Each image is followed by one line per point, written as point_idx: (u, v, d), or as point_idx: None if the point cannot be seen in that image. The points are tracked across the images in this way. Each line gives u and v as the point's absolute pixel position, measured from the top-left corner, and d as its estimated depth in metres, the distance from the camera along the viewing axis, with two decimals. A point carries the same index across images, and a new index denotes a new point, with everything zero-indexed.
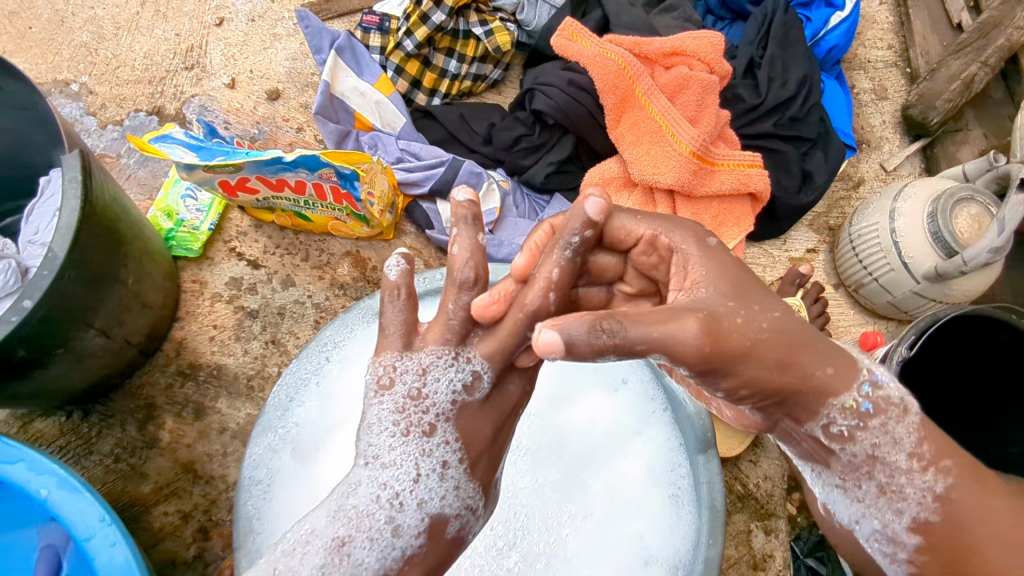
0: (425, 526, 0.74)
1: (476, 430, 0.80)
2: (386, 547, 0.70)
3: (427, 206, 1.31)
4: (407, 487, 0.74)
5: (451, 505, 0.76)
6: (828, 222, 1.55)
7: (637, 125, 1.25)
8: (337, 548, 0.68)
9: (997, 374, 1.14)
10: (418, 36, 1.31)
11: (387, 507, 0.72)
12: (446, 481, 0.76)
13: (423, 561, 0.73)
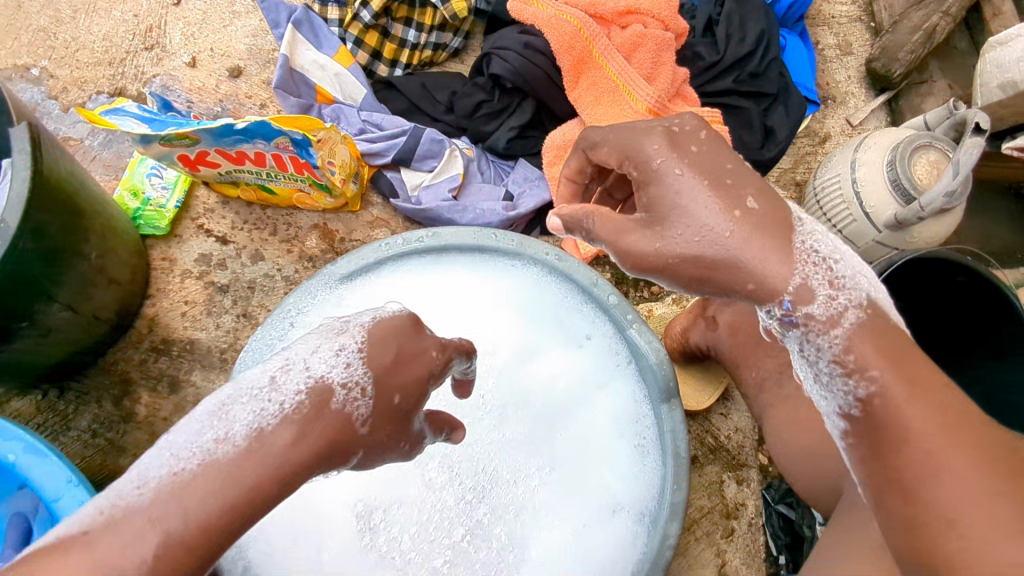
0: (309, 390, 0.62)
1: (387, 339, 0.67)
2: (258, 409, 0.60)
3: (392, 175, 1.32)
4: (301, 357, 0.65)
5: (341, 374, 0.63)
6: (795, 178, 1.57)
7: (595, 85, 1.26)
8: (215, 413, 0.61)
9: (976, 322, 1.14)
10: (374, 6, 1.31)
11: (270, 370, 0.63)
12: (339, 356, 0.64)
13: (299, 436, 0.60)
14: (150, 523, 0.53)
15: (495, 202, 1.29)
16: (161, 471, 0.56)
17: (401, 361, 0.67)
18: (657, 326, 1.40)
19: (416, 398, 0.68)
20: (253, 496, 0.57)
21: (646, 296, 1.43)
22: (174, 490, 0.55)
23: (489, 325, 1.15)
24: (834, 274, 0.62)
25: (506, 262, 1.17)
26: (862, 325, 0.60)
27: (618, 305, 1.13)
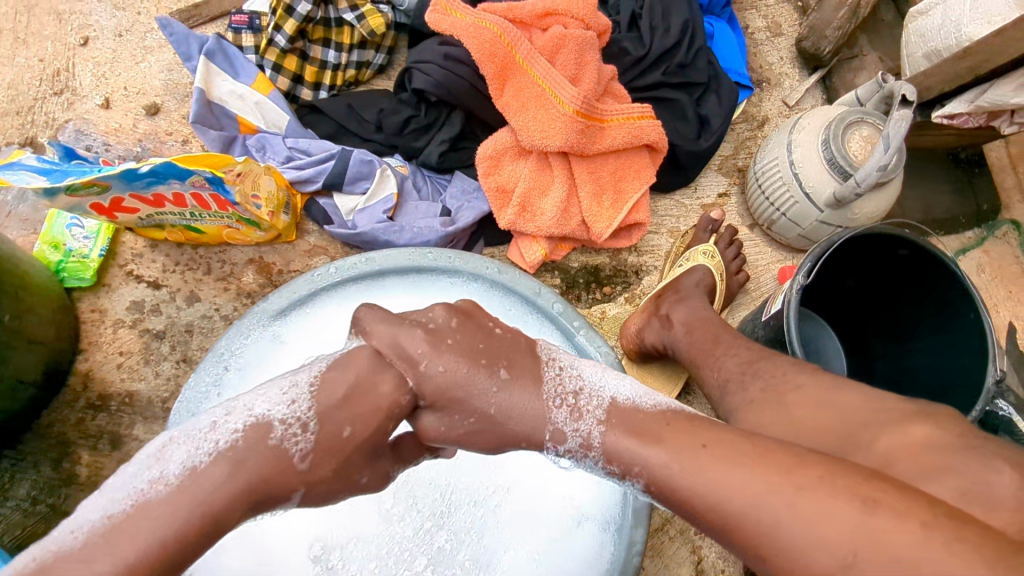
0: (250, 427, 0.67)
1: (338, 371, 0.72)
2: (196, 448, 0.65)
3: (325, 202, 1.29)
4: (252, 396, 0.71)
5: (283, 411, 0.69)
6: (736, 164, 1.56)
7: (521, 91, 1.23)
8: (158, 456, 0.65)
9: (924, 294, 1.13)
10: (288, 30, 1.27)
11: (215, 416, 0.69)
12: (284, 394, 0.70)
13: (237, 470, 0.64)
14: (76, 565, 0.56)
15: (432, 219, 1.26)
16: (94, 517, 0.60)
17: (353, 398, 0.71)
18: (611, 327, 1.39)
19: (369, 425, 0.71)
20: (189, 527, 0.60)
21: (598, 298, 1.40)
22: (107, 531, 0.59)
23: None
24: (578, 405, 0.71)
25: (444, 280, 1.13)
26: (607, 433, 0.69)
27: (563, 313, 1.11)
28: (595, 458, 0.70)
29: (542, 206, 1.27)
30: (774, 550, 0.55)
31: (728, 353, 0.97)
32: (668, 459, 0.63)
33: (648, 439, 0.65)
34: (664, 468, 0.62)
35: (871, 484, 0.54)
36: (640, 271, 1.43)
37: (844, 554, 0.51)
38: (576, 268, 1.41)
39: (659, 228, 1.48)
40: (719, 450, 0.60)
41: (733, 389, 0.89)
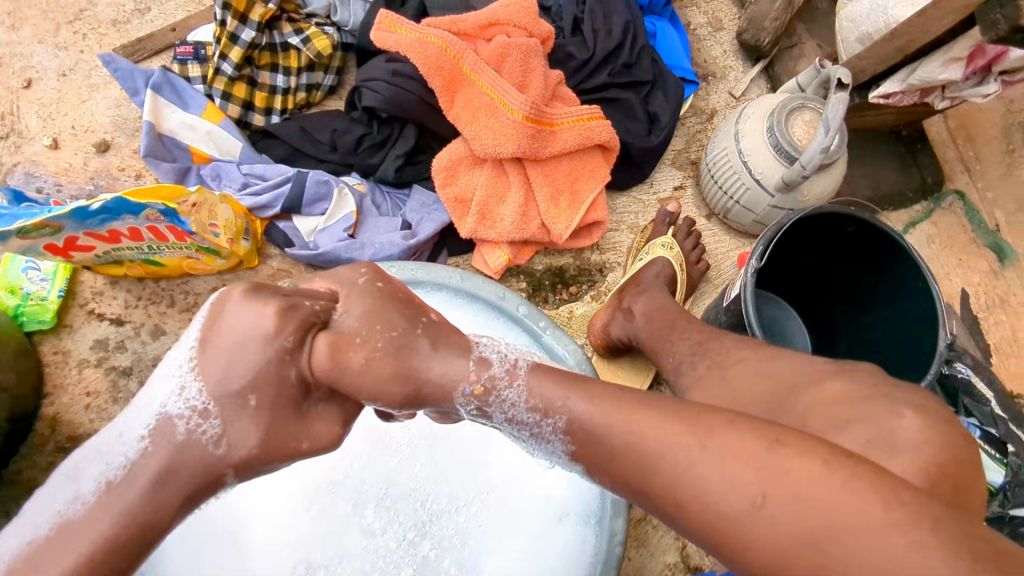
0: (155, 428, 0.65)
1: (217, 339, 0.67)
2: (104, 464, 0.64)
3: (285, 225, 1.29)
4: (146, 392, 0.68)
5: (177, 402, 0.66)
6: (689, 157, 1.59)
7: (471, 101, 1.24)
8: (69, 477, 0.65)
9: (875, 266, 1.17)
10: (234, 57, 1.28)
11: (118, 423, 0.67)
12: (174, 384, 0.66)
13: (152, 476, 0.63)
14: None
15: (393, 233, 1.27)
16: (15, 546, 0.61)
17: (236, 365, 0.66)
18: (580, 326, 1.41)
19: (273, 389, 0.66)
20: (117, 540, 0.60)
21: (565, 298, 1.42)
22: (29, 563, 0.59)
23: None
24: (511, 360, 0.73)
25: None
26: (536, 377, 0.70)
27: (529, 314, 1.12)
28: (518, 401, 0.69)
29: (501, 212, 1.29)
30: (689, 499, 0.56)
31: (682, 338, 1.00)
32: (594, 403, 0.64)
33: (574, 384, 0.67)
34: (588, 410, 0.64)
35: (771, 426, 0.57)
36: (604, 269, 1.46)
37: (753, 495, 0.53)
38: (541, 270, 1.43)
39: (619, 225, 1.50)
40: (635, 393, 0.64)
41: (685, 370, 0.92)
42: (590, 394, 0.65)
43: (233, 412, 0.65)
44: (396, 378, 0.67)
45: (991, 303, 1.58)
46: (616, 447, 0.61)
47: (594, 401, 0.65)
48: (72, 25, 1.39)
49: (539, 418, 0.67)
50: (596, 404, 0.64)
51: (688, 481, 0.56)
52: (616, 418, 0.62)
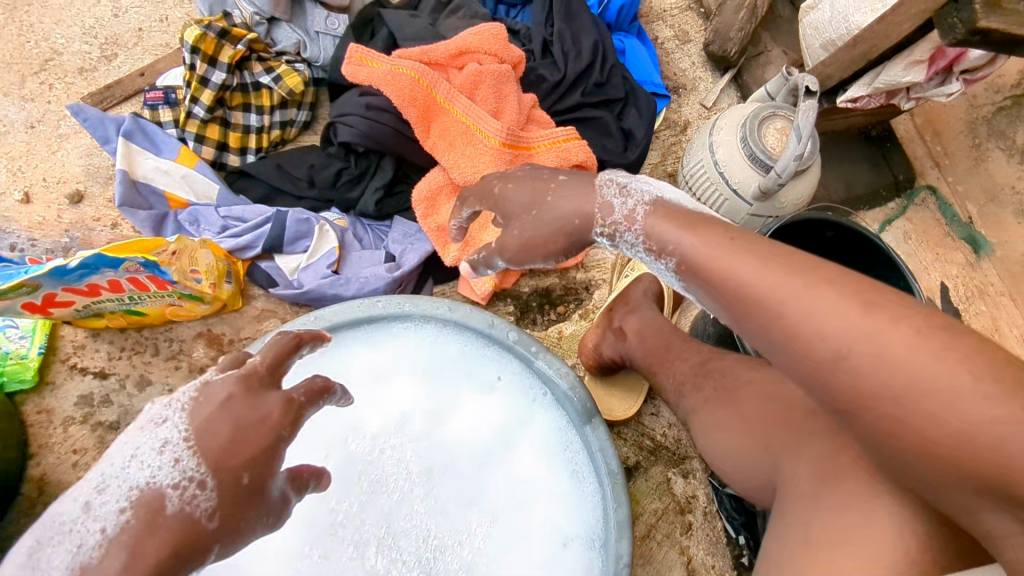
0: (137, 501, 0.58)
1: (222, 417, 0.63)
2: (75, 548, 0.54)
3: (267, 265, 1.27)
4: (119, 468, 0.60)
5: (169, 474, 0.59)
6: (667, 169, 1.61)
7: (447, 130, 1.25)
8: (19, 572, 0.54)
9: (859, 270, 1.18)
10: (205, 100, 1.26)
11: (83, 495, 0.58)
12: (164, 453, 0.60)
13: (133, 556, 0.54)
14: None
15: (377, 265, 1.26)
16: None
17: (239, 438, 0.62)
18: (571, 345, 1.41)
19: (269, 465, 0.64)
20: None
21: (554, 318, 1.43)
22: None
23: (397, 370, 1.11)
24: (631, 210, 0.75)
25: (400, 328, 1.11)
26: (651, 217, 0.73)
27: (520, 341, 1.11)
28: (634, 234, 0.74)
29: (484, 238, 1.29)
30: (795, 342, 0.59)
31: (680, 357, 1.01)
32: (720, 240, 0.65)
33: (689, 224, 0.69)
34: (694, 251, 0.66)
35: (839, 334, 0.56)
36: (590, 286, 1.46)
37: None
38: (527, 292, 1.43)
39: (602, 241, 1.51)
40: (742, 240, 0.64)
41: (688, 393, 0.95)
42: (711, 231, 0.67)
43: (229, 490, 0.61)
44: (547, 236, 0.80)
45: (971, 294, 1.61)
46: (722, 281, 0.64)
47: (718, 236, 0.66)
48: (38, 76, 1.38)
49: (650, 253, 0.72)
50: (700, 241, 0.66)
51: (787, 321, 0.59)
52: (734, 254, 0.63)
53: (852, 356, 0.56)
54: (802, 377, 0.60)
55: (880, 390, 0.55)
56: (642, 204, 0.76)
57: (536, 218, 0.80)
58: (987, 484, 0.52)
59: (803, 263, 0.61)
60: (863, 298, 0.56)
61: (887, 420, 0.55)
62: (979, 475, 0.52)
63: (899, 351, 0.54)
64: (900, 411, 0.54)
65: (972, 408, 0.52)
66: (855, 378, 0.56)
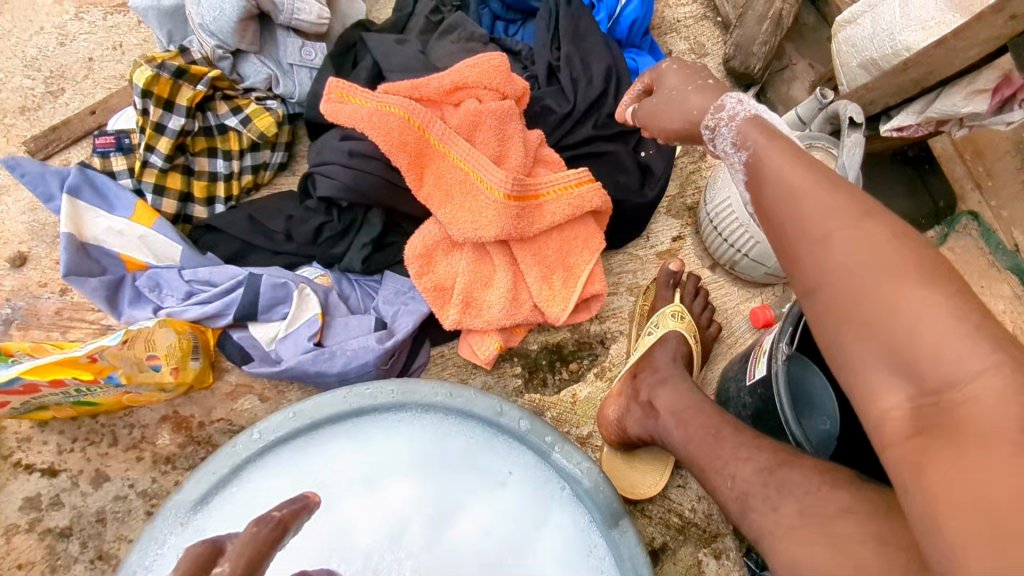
0: None
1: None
2: None
3: (240, 336, 1.12)
4: None
5: None
6: (685, 202, 1.44)
7: (442, 178, 1.08)
8: None
9: None
10: (162, 148, 1.09)
11: None
12: None
13: None
14: None
15: (366, 335, 1.11)
16: None
17: None
18: (586, 410, 1.25)
19: None
20: None
21: (566, 378, 1.27)
22: None
23: (396, 451, 0.92)
24: (735, 118, 0.81)
25: (396, 418, 0.96)
26: (745, 123, 0.79)
27: (532, 430, 0.97)
28: (725, 136, 0.81)
29: (487, 298, 1.13)
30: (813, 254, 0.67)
31: None
32: (790, 154, 0.73)
33: (777, 138, 0.75)
34: (762, 161, 0.74)
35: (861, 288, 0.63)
36: (606, 340, 1.31)
37: None
38: (536, 350, 1.28)
39: (617, 287, 1.35)
40: (811, 162, 0.71)
41: (759, 508, 0.83)
42: (785, 148, 0.74)
43: None
44: (674, 120, 0.90)
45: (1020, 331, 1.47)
46: (772, 175, 0.73)
47: (785, 152, 0.74)
48: None
49: (735, 147, 0.79)
50: (778, 153, 0.74)
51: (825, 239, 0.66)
52: (791, 162, 0.72)
53: (836, 238, 0.65)
54: (783, 244, 0.70)
55: (846, 271, 0.64)
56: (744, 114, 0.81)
57: (671, 100, 0.92)
58: (905, 365, 0.60)
59: (837, 184, 0.69)
60: (867, 211, 0.66)
61: (838, 292, 0.64)
62: (904, 353, 0.60)
63: (878, 247, 0.63)
64: (856, 288, 0.63)
65: (918, 302, 0.60)
66: (829, 255, 0.65)
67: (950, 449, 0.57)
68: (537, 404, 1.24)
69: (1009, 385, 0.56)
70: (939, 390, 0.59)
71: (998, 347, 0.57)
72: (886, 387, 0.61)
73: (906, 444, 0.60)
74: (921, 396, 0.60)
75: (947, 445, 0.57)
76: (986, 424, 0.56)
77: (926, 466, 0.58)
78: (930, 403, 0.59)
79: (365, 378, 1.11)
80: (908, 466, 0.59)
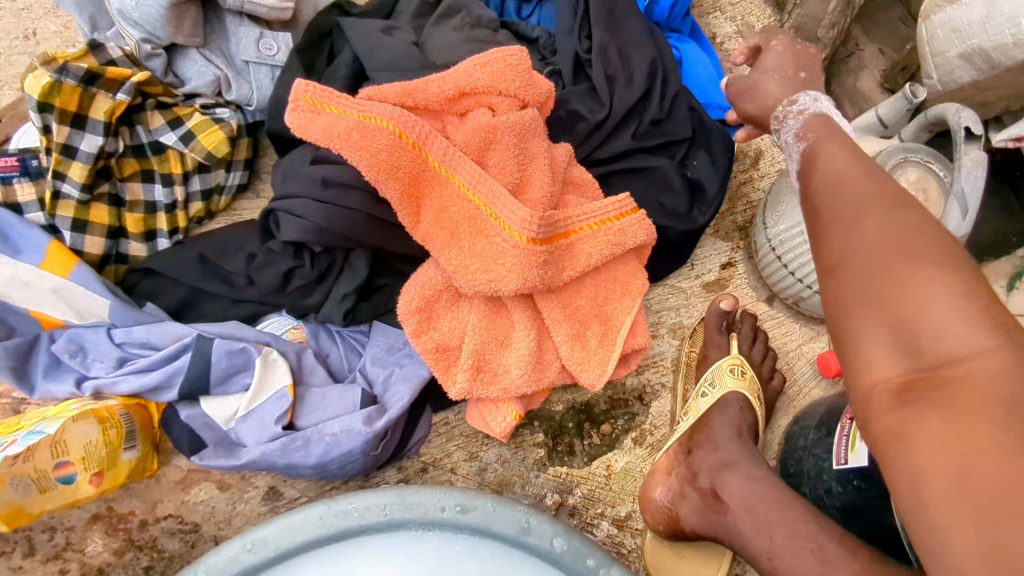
0: None
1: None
2: None
3: (188, 414, 0.87)
4: None
5: None
6: (737, 220, 1.19)
7: (446, 213, 0.84)
8: None
9: None
10: (76, 177, 0.84)
11: None
12: None
13: None
14: None
15: (350, 414, 0.87)
16: None
17: None
18: (623, 484, 1.03)
19: None
20: None
21: (598, 443, 1.04)
22: None
23: None
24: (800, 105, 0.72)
25: (397, 544, 0.62)
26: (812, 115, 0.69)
27: (569, 552, 0.63)
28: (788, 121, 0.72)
29: (504, 362, 0.89)
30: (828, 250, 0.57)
31: None
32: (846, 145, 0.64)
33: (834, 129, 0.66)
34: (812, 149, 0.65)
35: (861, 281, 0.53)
36: (645, 395, 1.08)
37: None
38: (561, 411, 1.05)
39: (657, 328, 1.12)
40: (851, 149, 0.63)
41: None
42: (847, 143, 0.65)
43: None
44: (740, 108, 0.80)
45: None
46: (824, 164, 0.62)
47: (847, 144, 0.64)
48: None
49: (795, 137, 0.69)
50: (830, 145, 0.64)
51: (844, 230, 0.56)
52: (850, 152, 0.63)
53: (866, 220, 0.56)
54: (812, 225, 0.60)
55: (867, 251, 0.54)
56: (816, 110, 0.71)
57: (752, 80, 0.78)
58: (904, 339, 0.50)
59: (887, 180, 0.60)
60: (898, 202, 0.56)
61: (849, 270, 0.54)
62: (909, 329, 0.49)
63: (901, 232, 0.53)
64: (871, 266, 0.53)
65: (933, 279, 0.49)
66: (853, 235, 0.55)
67: (934, 419, 0.46)
68: (563, 479, 1.02)
69: (1014, 364, 0.45)
70: (934, 365, 0.48)
71: (1003, 329, 0.47)
72: (879, 360, 0.50)
73: (887, 419, 0.49)
74: (916, 371, 0.49)
75: (934, 412, 0.46)
76: (982, 398, 0.45)
77: (912, 439, 0.47)
78: (918, 381, 0.48)
79: (349, 467, 0.87)
80: (890, 440, 0.49)
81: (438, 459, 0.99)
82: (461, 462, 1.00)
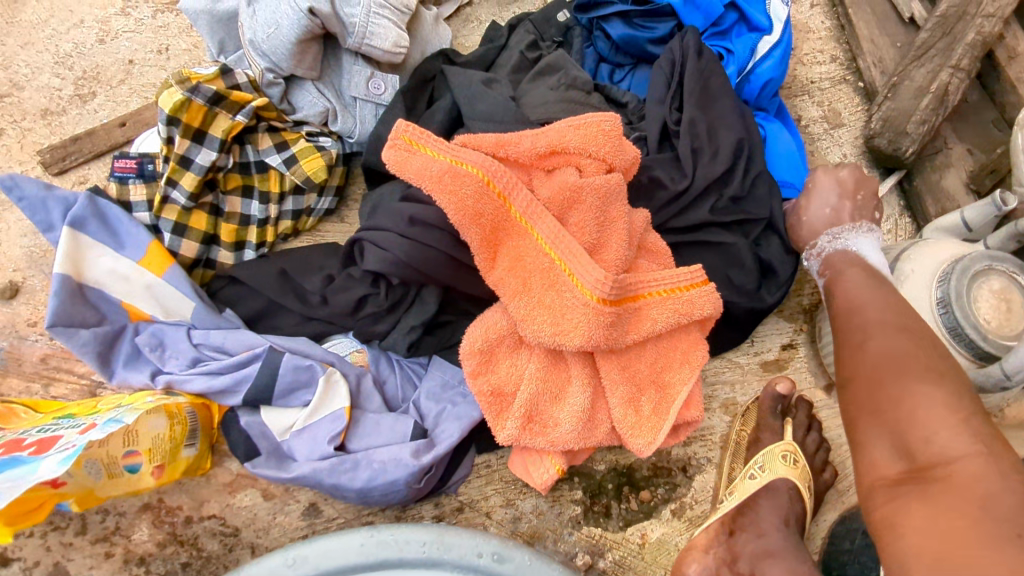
0: None
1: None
2: None
3: (247, 421, 0.90)
4: None
5: None
6: (803, 303, 1.18)
7: (520, 262, 0.87)
8: None
9: None
10: (186, 185, 0.90)
11: None
12: None
13: None
14: None
15: (399, 444, 0.89)
16: None
17: None
18: (656, 556, 1.01)
19: None
20: None
21: (635, 510, 1.03)
22: None
23: None
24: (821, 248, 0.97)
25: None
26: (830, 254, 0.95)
27: None
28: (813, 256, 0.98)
29: (556, 415, 0.90)
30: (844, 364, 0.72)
31: None
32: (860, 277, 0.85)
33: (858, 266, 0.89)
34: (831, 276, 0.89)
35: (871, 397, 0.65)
36: (689, 467, 1.06)
37: None
38: (602, 471, 1.04)
39: (709, 401, 1.11)
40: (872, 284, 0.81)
41: None
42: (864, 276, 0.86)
43: None
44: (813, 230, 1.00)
45: None
46: (844, 292, 0.83)
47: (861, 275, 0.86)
48: None
49: (819, 273, 0.95)
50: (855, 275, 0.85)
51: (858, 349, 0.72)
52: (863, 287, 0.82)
53: (870, 343, 0.71)
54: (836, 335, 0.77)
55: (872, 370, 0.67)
56: (831, 250, 0.96)
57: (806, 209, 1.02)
58: (900, 444, 0.61)
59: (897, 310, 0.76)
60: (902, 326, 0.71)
61: (862, 381, 0.67)
62: (904, 435, 0.60)
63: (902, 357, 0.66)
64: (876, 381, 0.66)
65: (926, 395, 0.61)
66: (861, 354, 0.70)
67: (919, 509, 0.56)
68: (595, 541, 1.00)
69: (992, 467, 0.55)
70: (923, 466, 0.58)
71: (981, 439, 0.57)
72: (881, 460, 0.61)
73: (884, 507, 0.59)
74: (911, 471, 0.59)
75: (919, 504, 0.56)
76: (964, 497, 0.54)
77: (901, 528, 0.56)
78: (911, 478, 0.58)
79: (391, 496, 0.89)
80: (883, 528, 0.58)
81: (475, 501, 0.99)
82: (497, 507, 1.00)
